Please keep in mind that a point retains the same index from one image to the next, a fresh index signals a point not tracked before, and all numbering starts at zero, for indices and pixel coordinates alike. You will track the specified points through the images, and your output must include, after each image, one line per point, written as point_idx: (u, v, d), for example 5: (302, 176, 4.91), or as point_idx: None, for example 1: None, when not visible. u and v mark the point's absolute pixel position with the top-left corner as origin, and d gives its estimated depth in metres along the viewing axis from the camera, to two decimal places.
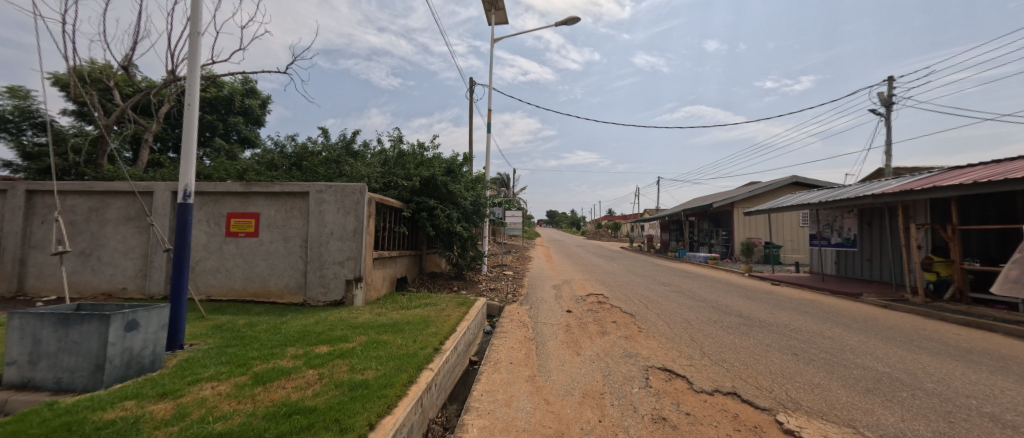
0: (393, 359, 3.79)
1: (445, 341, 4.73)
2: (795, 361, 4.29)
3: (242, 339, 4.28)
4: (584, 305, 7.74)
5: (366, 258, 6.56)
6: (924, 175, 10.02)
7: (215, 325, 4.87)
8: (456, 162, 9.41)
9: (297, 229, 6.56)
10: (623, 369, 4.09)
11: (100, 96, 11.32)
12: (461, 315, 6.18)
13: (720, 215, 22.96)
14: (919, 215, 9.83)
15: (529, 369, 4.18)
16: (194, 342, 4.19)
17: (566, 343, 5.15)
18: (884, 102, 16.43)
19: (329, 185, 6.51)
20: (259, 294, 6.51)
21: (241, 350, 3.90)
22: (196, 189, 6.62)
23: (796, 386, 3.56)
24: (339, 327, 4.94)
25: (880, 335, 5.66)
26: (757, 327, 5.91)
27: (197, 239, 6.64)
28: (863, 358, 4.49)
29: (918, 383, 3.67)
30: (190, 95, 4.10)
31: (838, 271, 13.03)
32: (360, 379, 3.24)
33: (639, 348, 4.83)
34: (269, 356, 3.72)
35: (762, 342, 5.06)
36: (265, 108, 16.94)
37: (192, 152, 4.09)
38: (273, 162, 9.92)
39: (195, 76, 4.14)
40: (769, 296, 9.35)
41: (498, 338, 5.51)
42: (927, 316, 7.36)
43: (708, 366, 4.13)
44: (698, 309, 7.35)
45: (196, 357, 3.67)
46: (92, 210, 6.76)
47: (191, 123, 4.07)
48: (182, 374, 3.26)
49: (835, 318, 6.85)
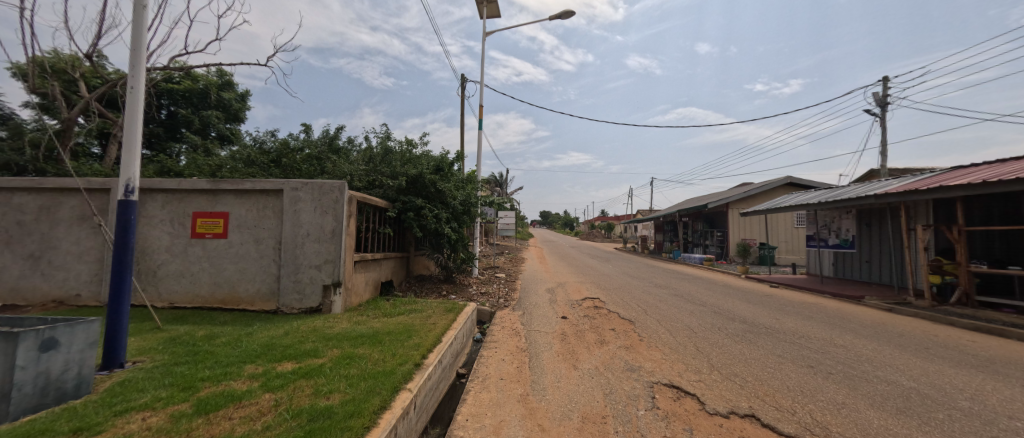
0: (367, 379, 3.32)
1: (428, 354, 4.25)
2: (814, 375, 3.91)
3: (196, 354, 3.77)
4: (580, 310, 7.31)
5: (346, 262, 6.06)
6: (925, 175, 9.84)
7: (169, 337, 4.33)
8: (446, 160, 8.99)
9: (270, 230, 6.04)
10: (626, 386, 3.68)
11: (64, 88, 10.61)
12: (448, 323, 5.70)
13: (715, 215, 22.82)
14: (920, 215, 9.62)
15: (520, 387, 3.76)
16: (138, 360, 3.65)
17: (562, 355, 4.72)
18: (879, 102, 16.37)
19: (306, 183, 6.01)
20: (227, 302, 5.98)
21: (190, 369, 3.38)
22: (158, 186, 6.05)
23: (820, 407, 3.18)
24: (310, 339, 4.45)
25: (894, 343, 5.35)
26: (764, 335, 5.56)
27: (159, 240, 6.08)
28: (883, 370, 4.15)
29: (951, 401, 3.37)
30: (133, 78, 3.59)
31: (836, 273, 12.84)
32: (324, 406, 2.76)
33: (641, 360, 4.43)
34: (222, 377, 3.22)
35: (773, 352, 4.69)
36: (245, 103, 16.33)
37: (135, 144, 3.58)
38: (250, 159, 9.35)
39: (140, 57, 3.64)
40: (770, 300, 9.05)
41: (488, 349, 5.06)
42: (934, 321, 7.11)
43: (720, 382, 3.73)
44: (699, 314, 7.00)
45: (134, 379, 3.15)
46: (42, 208, 6.14)
47: (135, 110, 3.57)
48: (111, 402, 2.74)
49: (844, 324, 6.53)
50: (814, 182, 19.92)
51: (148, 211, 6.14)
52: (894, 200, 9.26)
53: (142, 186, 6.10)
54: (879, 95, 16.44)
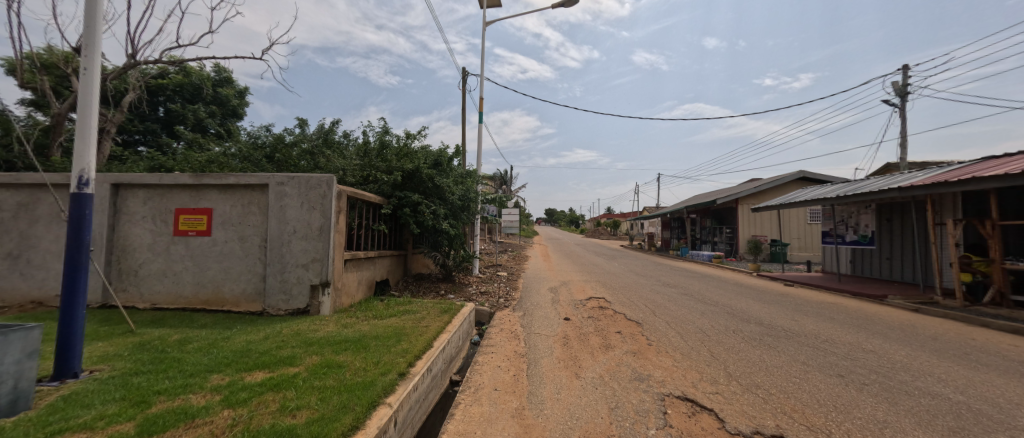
0: (342, 391, 2.96)
1: (416, 362, 3.88)
2: (846, 387, 3.48)
3: (161, 362, 3.45)
4: (584, 311, 6.92)
5: (335, 261, 5.72)
6: (953, 166, 9.24)
7: (138, 342, 4.02)
8: (444, 155, 8.60)
9: (255, 227, 5.73)
10: (634, 399, 3.28)
11: (56, 83, 10.49)
12: (443, 326, 5.32)
13: (725, 212, 22.18)
14: (948, 209, 9.02)
15: (516, 399, 3.38)
16: (97, 368, 3.33)
17: (563, 362, 4.32)
18: (898, 92, 15.65)
19: (292, 177, 5.67)
20: (211, 302, 5.68)
21: (148, 381, 3.04)
22: (139, 181, 5.76)
23: (859, 426, 2.76)
24: (290, 344, 4.11)
25: (930, 348, 4.88)
26: (784, 339, 5.11)
27: (141, 238, 5.80)
28: (923, 380, 3.71)
29: (1011, 419, 2.93)
30: (87, 59, 3.25)
31: (855, 271, 12.23)
32: (286, 426, 2.40)
33: (651, 368, 4.03)
34: (181, 390, 2.89)
35: (797, 359, 4.25)
36: (243, 99, 16.20)
37: (92, 131, 3.27)
38: (244, 154, 9.11)
39: (94, 36, 3.30)
40: (785, 299, 8.56)
41: (483, 354, 4.67)
42: (967, 322, 6.58)
43: (740, 395, 3.31)
44: (711, 315, 6.56)
45: (82, 392, 2.82)
46: (21, 205, 5.89)
47: (89, 94, 3.25)
48: (46, 422, 2.41)
49: (869, 326, 6.05)
50: (829, 176, 19.20)
51: (130, 207, 5.86)
52: (919, 193, 8.70)
53: (122, 181, 5.81)
54: (900, 84, 15.69)
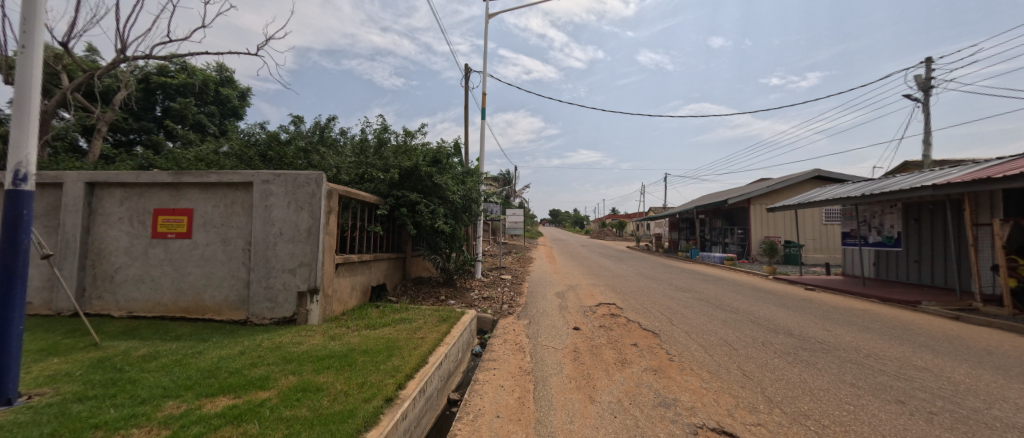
0: (313, 425, 2.49)
1: (407, 383, 3.37)
2: (914, 419, 2.92)
3: (113, 384, 3.00)
4: (595, 320, 6.39)
5: (324, 265, 5.27)
6: (990, 163, 8.60)
7: (98, 358, 3.58)
8: (444, 151, 8.15)
9: (239, 229, 5.30)
10: (661, 432, 2.77)
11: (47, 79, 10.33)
12: (440, 337, 4.81)
13: (736, 213, 21.49)
14: (987, 209, 8.35)
15: (521, 429, 2.89)
16: (37, 392, 2.88)
17: (575, 382, 3.81)
18: (921, 86, 14.92)
19: (277, 174, 5.23)
20: (192, 311, 5.27)
21: (91, 409, 2.60)
22: (114, 180, 5.36)
23: None
24: (267, 360, 3.65)
25: (991, 365, 4.29)
26: (823, 354, 4.54)
27: (117, 241, 5.40)
28: (1001, 408, 3.15)
29: None
30: (25, 35, 2.83)
31: (879, 274, 11.55)
32: None
33: (676, 390, 3.51)
34: (125, 423, 2.44)
35: (843, 380, 3.70)
36: (244, 100, 16.05)
37: (31, 117, 2.83)
38: (235, 153, 8.75)
39: (35, 8, 2.87)
40: (809, 305, 7.97)
41: (484, 371, 4.18)
42: (1016, 332, 5.96)
43: (788, 427, 2.78)
44: (734, 324, 6.01)
45: (7, 426, 2.36)
46: None
47: (26, 75, 2.81)
48: None
49: (911, 337, 5.47)
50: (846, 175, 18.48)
51: (106, 208, 5.46)
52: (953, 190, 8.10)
53: (98, 180, 5.41)
54: (922, 78, 14.94)
